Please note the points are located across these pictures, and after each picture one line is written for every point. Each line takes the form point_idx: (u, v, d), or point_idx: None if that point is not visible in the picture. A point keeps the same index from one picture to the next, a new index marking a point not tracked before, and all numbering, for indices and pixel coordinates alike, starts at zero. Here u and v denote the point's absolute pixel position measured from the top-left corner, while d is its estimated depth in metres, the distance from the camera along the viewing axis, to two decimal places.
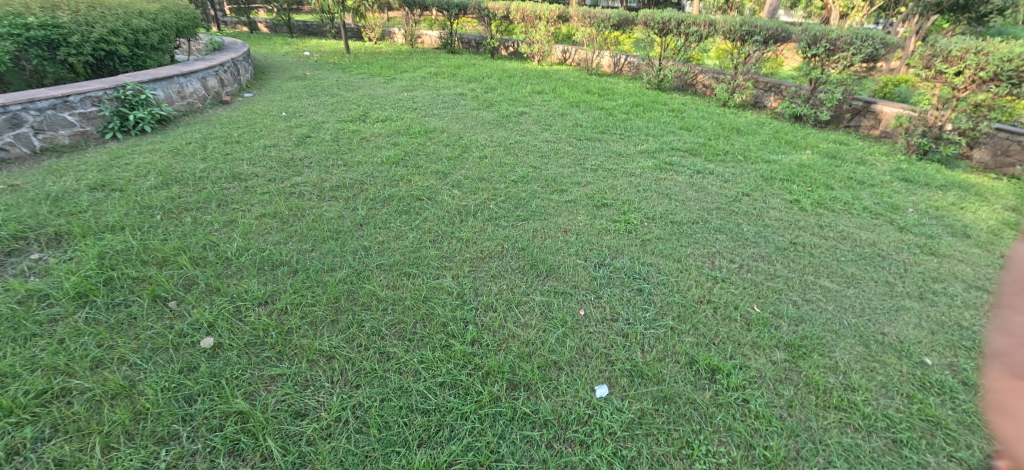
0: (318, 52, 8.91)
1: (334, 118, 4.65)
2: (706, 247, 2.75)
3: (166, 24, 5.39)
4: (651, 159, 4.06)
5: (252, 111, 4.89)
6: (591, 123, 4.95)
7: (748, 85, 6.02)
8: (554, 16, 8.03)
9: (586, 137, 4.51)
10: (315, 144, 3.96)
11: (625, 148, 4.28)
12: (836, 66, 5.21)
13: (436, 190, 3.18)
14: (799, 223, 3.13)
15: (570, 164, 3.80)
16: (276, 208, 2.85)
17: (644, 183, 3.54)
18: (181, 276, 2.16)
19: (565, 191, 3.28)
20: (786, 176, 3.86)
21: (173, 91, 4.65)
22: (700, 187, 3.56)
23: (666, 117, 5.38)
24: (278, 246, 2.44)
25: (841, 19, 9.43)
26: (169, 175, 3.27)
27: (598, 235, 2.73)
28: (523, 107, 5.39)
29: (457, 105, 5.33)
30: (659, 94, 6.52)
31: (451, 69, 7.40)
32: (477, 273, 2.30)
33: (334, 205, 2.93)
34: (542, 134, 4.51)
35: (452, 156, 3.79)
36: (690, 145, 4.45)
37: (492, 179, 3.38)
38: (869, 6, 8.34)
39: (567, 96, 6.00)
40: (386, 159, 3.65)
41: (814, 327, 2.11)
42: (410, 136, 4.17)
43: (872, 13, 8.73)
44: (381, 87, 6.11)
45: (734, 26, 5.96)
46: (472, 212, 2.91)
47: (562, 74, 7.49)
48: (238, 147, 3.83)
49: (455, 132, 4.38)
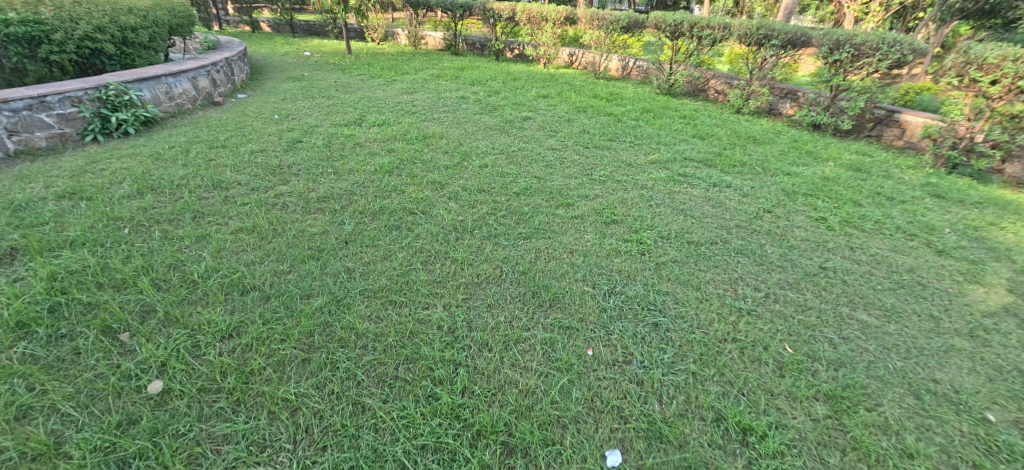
0: (319, 52, 8.71)
1: (328, 122, 4.42)
2: (727, 271, 2.48)
3: (159, 22, 5.19)
4: (663, 170, 3.80)
5: (244, 112, 4.67)
6: (599, 130, 4.70)
7: (763, 91, 5.75)
8: (561, 17, 7.79)
9: (593, 144, 4.26)
10: (306, 149, 3.73)
11: (635, 157, 4.03)
12: (859, 73, 4.91)
13: (432, 202, 2.93)
14: (828, 245, 2.86)
15: (576, 174, 3.54)
16: (255, 222, 2.60)
17: (656, 197, 3.28)
18: (138, 303, 1.92)
19: (571, 206, 3.02)
20: (809, 190, 3.59)
21: (161, 91, 4.44)
22: (717, 202, 3.29)
23: (678, 124, 5.11)
24: (251, 267, 2.20)
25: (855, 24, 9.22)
26: (144, 182, 3.04)
27: (607, 257, 2.47)
28: (527, 112, 5.15)
29: (459, 109, 5.09)
30: (669, 100, 6.26)
31: (454, 71, 7.17)
32: (471, 302, 2.05)
33: (319, 219, 2.68)
34: (548, 141, 4.26)
35: (450, 164, 3.54)
36: (704, 155, 4.19)
37: (492, 191, 3.13)
38: (885, 11, 8.16)
39: (574, 100, 5.75)
40: (380, 168, 3.41)
41: (856, 373, 1.84)
42: (407, 142, 3.93)
43: (888, 18, 8.47)
44: (380, 89, 5.88)
45: (750, 29, 5.68)
46: (469, 228, 2.66)
47: (569, 78, 7.25)
48: (224, 152, 3.60)
49: (455, 138, 4.14)
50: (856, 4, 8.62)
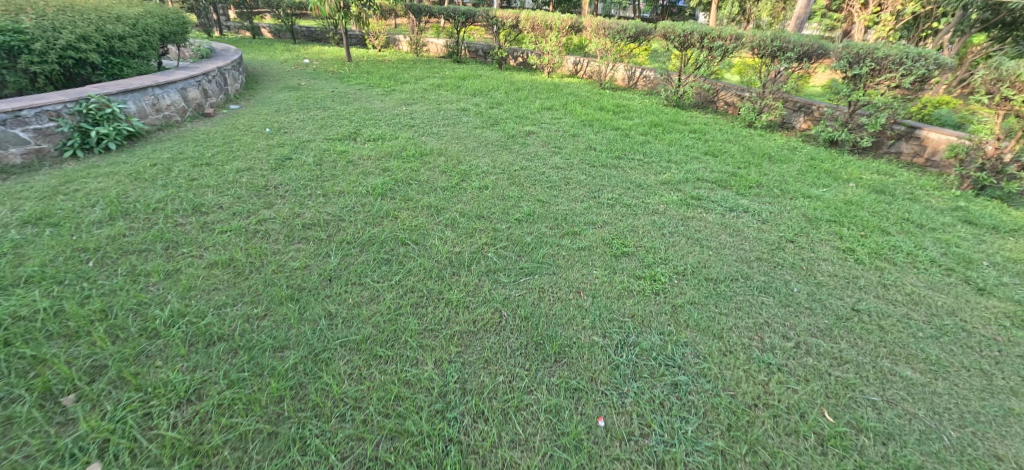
0: (318, 59, 8.52)
1: (322, 136, 4.21)
2: (751, 315, 2.24)
3: (149, 30, 5.00)
4: (675, 192, 3.57)
5: (233, 126, 4.46)
6: (605, 146, 4.47)
7: (776, 105, 5.53)
8: (566, 25, 7.55)
9: (600, 163, 4.03)
10: (295, 168, 3.51)
11: (645, 177, 3.79)
12: (879, 88, 4.64)
13: (426, 231, 2.70)
14: (858, 282, 2.62)
15: (583, 197, 3.31)
16: (232, 254, 2.38)
17: (668, 224, 3.05)
18: (87, 357, 1.70)
19: (578, 235, 2.78)
20: (832, 216, 3.35)
21: (147, 103, 4.24)
22: (734, 230, 3.06)
23: (689, 140, 4.87)
24: (221, 311, 1.97)
25: (862, 33, 9.01)
26: (118, 205, 2.82)
27: (619, 299, 2.23)
28: (531, 125, 4.93)
29: (458, 123, 4.87)
30: (678, 112, 6.03)
31: (456, 80, 6.97)
32: (466, 356, 1.81)
33: (302, 251, 2.46)
34: (552, 159, 4.04)
35: (448, 185, 3.32)
36: (718, 175, 3.94)
37: (492, 217, 2.90)
38: (897, 21, 7.93)
39: (579, 113, 5.53)
40: (373, 190, 3.19)
41: (908, 449, 1.63)
42: (402, 161, 3.71)
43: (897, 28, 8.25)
44: (378, 100, 5.67)
45: (765, 40, 5.41)
46: (466, 262, 2.43)
47: (573, 88, 7.04)
48: (208, 171, 3.39)
49: (454, 155, 3.92)
50: (867, 13, 8.49)
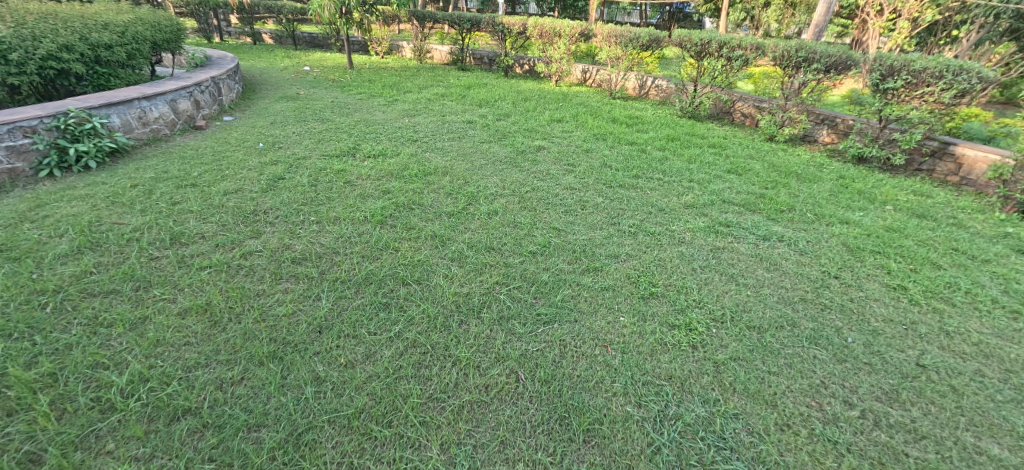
0: (319, 67, 8.29)
1: (318, 153, 3.93)
2: (805, 374, 1.94)
3: (138, 37, 4.74)
4: (700, 217, 3.28)
5: (225, 140, 4.20)
6: (621, 163, 4.18)
7: (799, 118, 5.23)
8: (576, 33, 7.28)
9: (618, 182, 3.74)
10: (287, 189, 3.23)
11: (666, 199, 3.50)
12: (916, 103, 4.32)
13: (430, 267, 2.41)
14: (919, 329, 2.31)
15: (601, 223, 3.02)
16: (209, 298, 2.11)
17: (698, 256, 2.75)
18: (26, 440, 1.44)
19: (600, 271, 2.49)
20: (875, 247, 3.04)
21: (133, 117, 3.98)
22: (770, 264, 2.76)
23: (709, 156, 4.57)
24: (191, 374, 1.70)
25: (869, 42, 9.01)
26: (89, 236, 2.56)
27: (652, 355, 1.93)
28: (540, 139, 4.66)
29: (464, 136, 4.59)
30: (694, 124, 5.75)
31: (461, 89, 6.72)
32: (478, 436, 1.53)
33: (290, 293, 2.18)
34: (565, 178, 3.75)
35: (454, 210, 3.03)
36: (745, 197, 3.65)
37: (503, 249, 2.61)
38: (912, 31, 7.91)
39: (591, 125, 5.25)
40: (371, 216, 2.90)
41: None
42: (404, 181, 3.43)
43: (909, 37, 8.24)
44: (380, 111, 5.41)
45: (789, 50, 5.11)
46: (476, 307, 2.13)
47: (583, 98, 6.77)
48: (193, 193, 3.12)
49: (460, 174, 3.63)
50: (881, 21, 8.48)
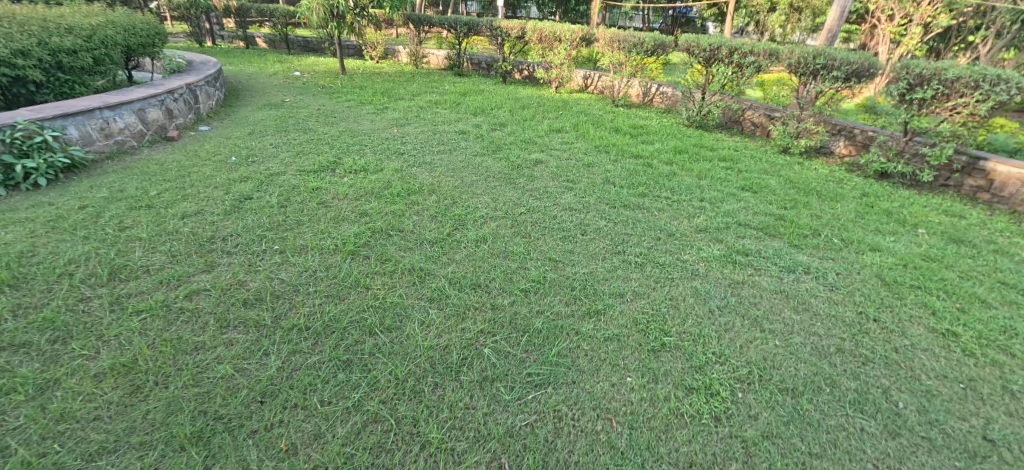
0: (311, 72, 7.97)
1: (295, 168, 3.60)
2: (852, 456, 1.59)
3: (107, 42, 4.42)
4: (715, 244, 2.93)
5: (196, 152, 3.86)
6: (626, 179, 3.83)
7: (816, 129, 4.88)
8: (576, 37, 6.95)
9: (622, 202, 3.39)
10: (252, 211, 2.88)
11: (676, 222, 3.15)
12: (948, 115, 3.97)
13: (405, 310, 2.06)
14: (981, 389, 1.96)
15: (603, 253, 2.67)
16: (135, 355, 1.77)
17: (716, 293, 2.40)
18: None
19: (602, 315, 2.13)
20: (914, 281, 2.69)
21: (93, 128, 3.65)
22: (798, 303, 2.40)
23: (720, 171, 4.22)
24: (91, 467, 1.37)
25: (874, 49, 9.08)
26: (15, 271, 2.22)
27: (665, 433, 1.59)
28: (538, 152, 4.32)
29: (456, 149, 4.26)
30: (703, 135, 5.41)
31: (456, 96, 6.39)
32: None
33: (234, 345, 1.84)
34: (564, 197, 3.39)
35: (438, 236, 2.68)
36: (763, 219, 3.30)
37: (490, 287, 2.26)
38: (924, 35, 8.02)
39: (593, 136, 4.91)
40: (342, 244, 2.55)
41: None
42: (386, 201, 3.09)
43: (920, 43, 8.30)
44: (368, 120, 5.09)
45: (806, 57, 4.73)
46: (455, 366, 1.79)
47: (584, 106, 6.44)
48: (146, 217, 2.78)
49: (448, 193, 3.29)
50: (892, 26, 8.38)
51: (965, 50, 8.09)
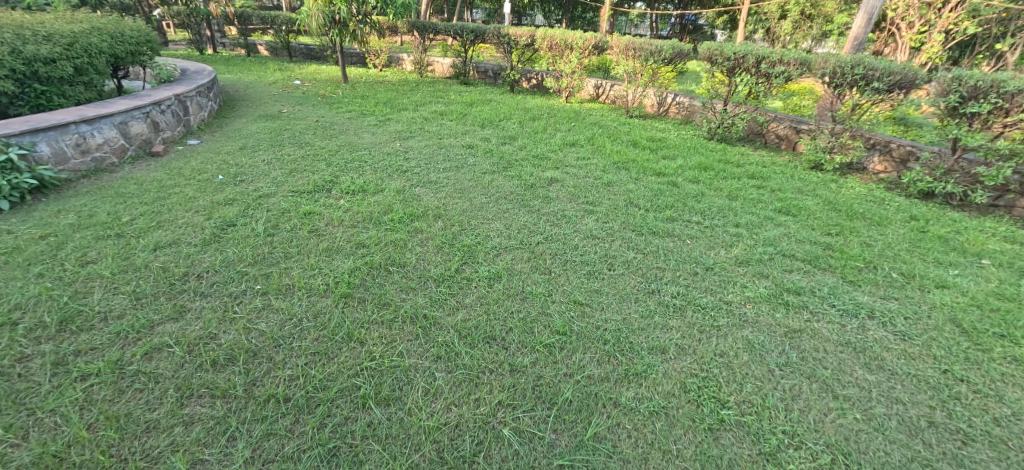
0: (311, 81, 7.68)
1: (286, 188, 3.27)
2: None
3: (90, 50, 4.12)
4: (761, 280, 2.56)
5: (180, 170, 3.54)
6: (651, 200, 3.47)
7: (852, 143, 4.52)
8: (589, 45, 6.64)
9: (650, 227, 3.03)
10: (234, 241, 2.54)
11: (713, 253, 2.78)
12: (1007, 131, 3.63)
13: (407, 374, 1.71)
14: None
15: (636, 293, 2.30)
16: (71, 440, 1.43)
17: (773, 346, 2.03)
18: None
19: (643, 379, 1.77)
20: (997, 327, 2.32)
21: (67, 144, 3.34)
22: (870, 360, 2.03)
23: (752, 190, 3.86)
24: None
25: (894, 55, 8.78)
26: None
27: None
28: (552, 169, 3.97)
29: (464, 166, 3.91)
30: (726, 148, 5.06)
31: (462, 106, 6.07)
32: None
33: (195, 426, 1.49)
34: (584, 223, 3.03)
35: (445, 273, 2.33)
36: (809, 249, 2.94)
37: (507, 341, 1.90)
38: (947, 41, 7.81)
39: (610, 151, 4.57)
40: (334, 284, 2.20)
41: None
42: (386, 228, 2.75)
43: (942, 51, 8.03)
44: (369, 132, 4.77)
45: (843, 66, 4.38)
46: (468, 456, 1.43)
47: (597, 117, 6.10)
48: (114, 248, 2.45)
49: (455, 217, 2.94)
50: (912, 33, 8.10)
51: (988, 60, 7.82)
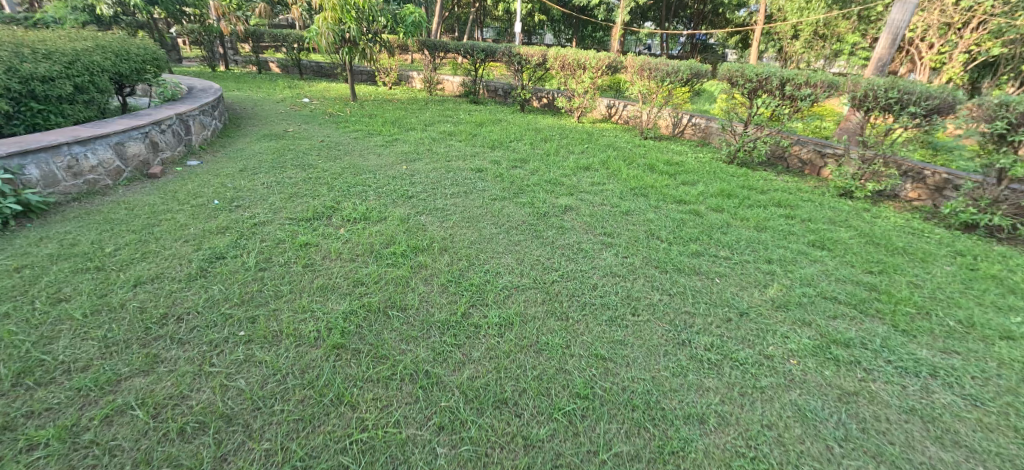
0: (320, 98, 7.61)
1: (284, 215, 3.07)
2: None
3: (92, 68, 4.01)
4: (804, 327, 2.28)
5: (175, 194, 3.38)
6: (673, 231, 3.23)
7: (885, 170, 4.26)
8: (602, 65, 6.48)
9: (674, 262, 2.78)
10: (221, 277, 2.34)
11: (747, 293, 2.52)
12: None
13: (404, 451, 1.46)
14: None
15: (664, 345, 2.04)
16: None
17: (828, 414, 1.75)
18: None
19: (680, 459, 1.50)
20: None
21: (58, 166, 3.19)
22: (942, 434, 1.73)
23: (780, 220, 3.60)
24: None
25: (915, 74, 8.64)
26: None
27: None
28: (566, 195, 3.76)
29: (473, 191, 3.71)
30: (748, 173, 4.82)
31: (472, 126, 5.92)
32: None
33: None
34: (603, 257, 2.79)
35: (450, 318, 2.08)
36: (851, 289, 2.66)
37: (520, 408, 1.65)
38: (971, 62, 7.67)
39: (626, 175, 4.35)
40: (327, 331, 1.96)
41: None
42: (387, 263, 2.53)
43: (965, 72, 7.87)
44: (375, 154, 4.61)
45: (877, 89, 4.14)
46: None
47: (611, 138, 5.91)
48: (91, 283, 2.26)
49: (463, 250, 2.72)
50: (932, 53, 7.99)
51: (1012, 81, 7.54)
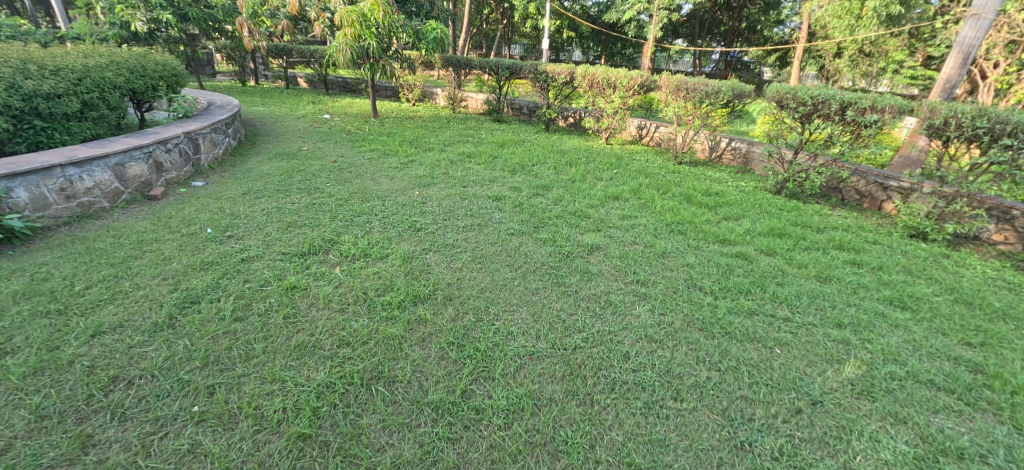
0: (341, 114, 7.48)
1: (276, 249, 2.76)
2: None
3: (102, 84, 3.88)
4: (898, 427, 1.77)
5: (168, 219, 3.14)
6: (718, 279, 2.76)
7: (967, 210, 3.67)
8: (634, 84, 6.07)
9: (723, 324, 2.31)
10: (190, 329, 2.02)
11: (818, 372, 2.02)
12: None
13: None
14: None
15: (717, 450, 1.59)
16: None
17: None
18: None
19: None
20: None
21: (49, 188, 3.00)
22: None
23: (845, 268, 3.07)
24: None
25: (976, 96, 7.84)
26: None
27: None
28: (591, 230, 3.34)
29: (487, 223, 3.34)
30: (799, 206, 4.30)
31: (493, 147, 5.60)
32: None
33: None
34: (635, 314, 2.34)
35: (446, 399, 1.70)
36: (952, 369, 2.12)
37: None
38: None
39: (660, 207, 3.90)
40: (294, 413, 1.61)
41: None
42: (380, 316, 2.16)
43: None
44: (386, 176, 4.32)
45: (962, 116, 3.57)
46: None
47: (642, 162, 5.48)
48: (46, 332, 1.98)
49: (469, 301, 2.33)
50: (996, 73, 7.22)
51: None
